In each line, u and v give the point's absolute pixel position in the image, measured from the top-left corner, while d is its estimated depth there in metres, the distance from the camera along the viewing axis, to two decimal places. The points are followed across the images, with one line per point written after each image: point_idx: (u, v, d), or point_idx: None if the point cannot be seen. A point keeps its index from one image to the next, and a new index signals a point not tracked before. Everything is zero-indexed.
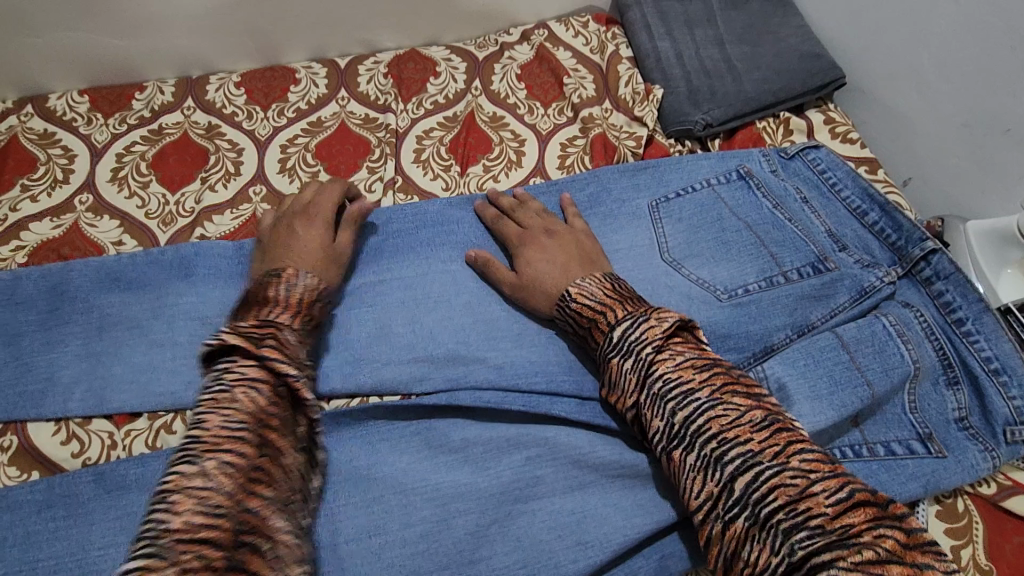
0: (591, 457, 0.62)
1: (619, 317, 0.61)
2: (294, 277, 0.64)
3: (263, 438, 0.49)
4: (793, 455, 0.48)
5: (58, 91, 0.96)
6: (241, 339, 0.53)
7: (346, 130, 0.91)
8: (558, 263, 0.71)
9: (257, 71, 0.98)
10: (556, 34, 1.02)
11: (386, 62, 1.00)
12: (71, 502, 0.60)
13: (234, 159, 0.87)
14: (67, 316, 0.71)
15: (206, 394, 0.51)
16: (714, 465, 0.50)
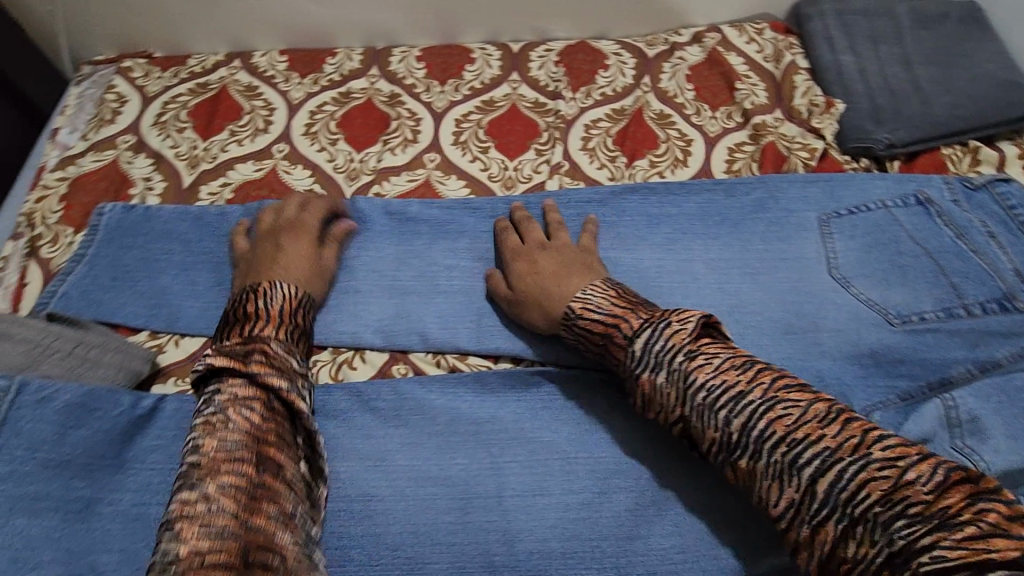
0: None
1: (625, 327, 0.60)
2: (265, 291, 0.65)
3: (262, 452, 0.52)
4: (873, 444, 0.46)
5: (260, 49, 1.05)
6: (224, 360, 0.57)
7: (516, 111, 0.94)
8: (551, 276, 0.69)
9: (435, 47, 1.04)
10: (728, 38, 1.01)
11: (557, 50, 1.02)
12: None
13: (412, 127, 0.93)
14: None
15: (200, 416, 0.54)
16: (790, 471, 0.48)
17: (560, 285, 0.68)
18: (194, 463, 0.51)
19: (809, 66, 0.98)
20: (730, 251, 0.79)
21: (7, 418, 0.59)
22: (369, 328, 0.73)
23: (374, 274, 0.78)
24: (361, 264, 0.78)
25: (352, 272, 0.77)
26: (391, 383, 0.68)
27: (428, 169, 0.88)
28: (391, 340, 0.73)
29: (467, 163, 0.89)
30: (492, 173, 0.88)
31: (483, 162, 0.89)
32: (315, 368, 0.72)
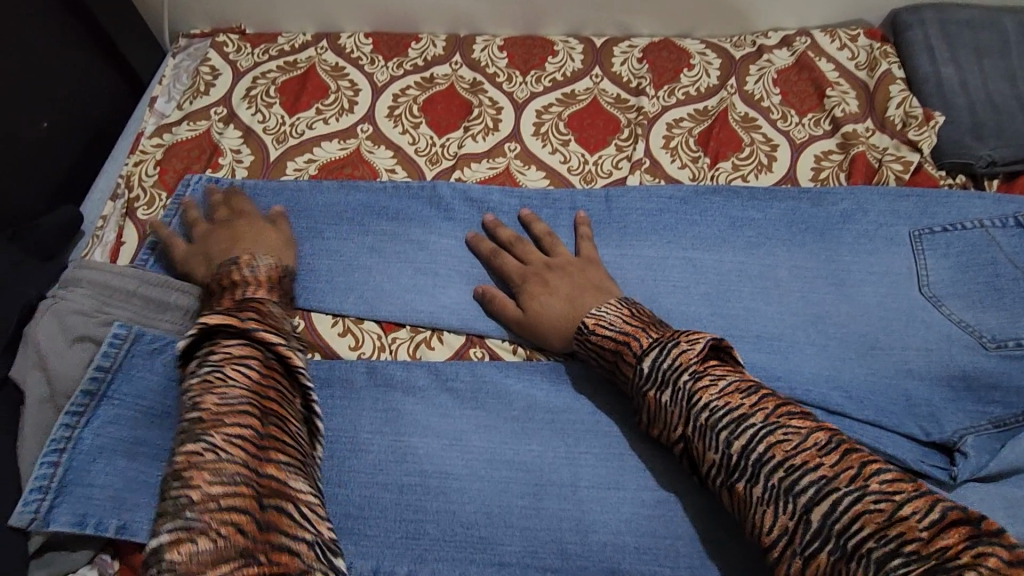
0: None
1: (639, 342, 0.60)
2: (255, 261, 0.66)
3: (263, 407, 0.51)
4: (871, 477, 0.47)
5: (347, 31, 1.08)
6: (221, 318, 0.55)
7: (598, 106, 0.94)
8: (560, 300, 0.68)
9: (517, 37, 1.04)
10: (819, 44, 0.99)
11: (641, 47, 1.01)
12: (347, 387, 0.68)
13: (493, 115, 0.93)
14: (348, 229, 0.81)
15: (196, 372, 0.52)
16: (785, 496, 0.48)
17: (563, 305, 0.68)
18: (196, 415, 0.49)
19: (905, 76, 0.94)
20: (814, 260, 0.77)
21: (122, 366, 0.65)
22: (446, 310, 0.74)
23: (453, 258, 0.79)
24: (441, 248, 0.79)
25: (432, 255, 0.79)
26: (469, 365, 0.69)
27: (509, 158, 0.89)
28: (467, 323, 0.74)
29: (547, 155, 0.89)
30: (572, 167, 0.88)
31: (564, 154, 0.89)
32: (395, 344, 0.73)
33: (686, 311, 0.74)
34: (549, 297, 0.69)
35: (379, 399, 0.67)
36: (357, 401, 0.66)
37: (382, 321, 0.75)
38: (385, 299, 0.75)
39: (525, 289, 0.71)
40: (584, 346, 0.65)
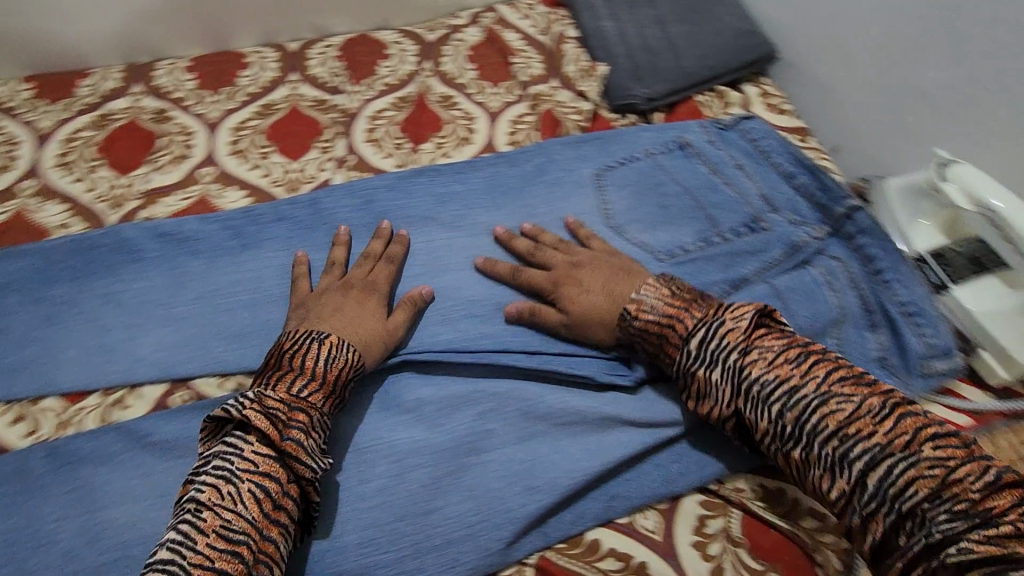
0: (539, 408, 0.66)
1: (639, 291, 0.67)
2: (339, 347, 0.62)
3: (260, 553, 0.50)
4: (867, 390, 0.54)
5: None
6: (264, 423, 0.54)
7: (297, 112, 0.92)
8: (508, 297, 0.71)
9: (205, 56, 0.98)
10: (504, 17, 1.05)
11: (337, 45, 1.01)
12: (25, 478, 0.61)
13: (184, 142, 0.87)
14: (15, 302, 0.71)
15: (207, 474, 0.51)
16: (759, 403, 0.57)
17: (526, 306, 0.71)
18: (193, 521, 0.49)
19: (579, 34, 1.03)
20: (515, 218, 0.82)
21: None
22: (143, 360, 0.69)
23: (146, 304, 0.72)
24: (130, 294, 0.73)
25: (121, 305, 0.72)
26: (164, 417, 0.64)
27: (203, 183, 0.84)
28: (171, 367, 0.69)
29: (247, 170, 0.85)
30: (275, 178, 0.85)
31: (265, 168, 0.86)
32: (82, 414, 0.66)
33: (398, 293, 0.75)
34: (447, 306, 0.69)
35: (65, 480, 0.61)
36: (38, 491, 0.60)
37: (65, 394, 0.67)
38: (66, 368, 0.67)
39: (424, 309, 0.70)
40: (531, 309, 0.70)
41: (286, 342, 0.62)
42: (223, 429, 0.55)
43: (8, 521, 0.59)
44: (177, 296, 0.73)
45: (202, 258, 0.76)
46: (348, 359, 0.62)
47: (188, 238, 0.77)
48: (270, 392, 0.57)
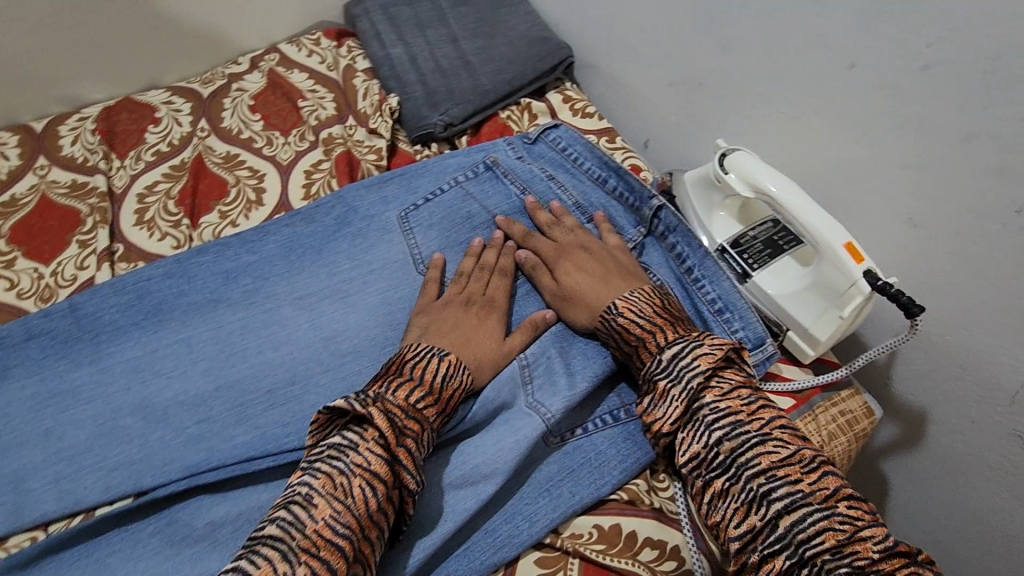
0: (617, 464, 0.65)
1: (707, 360, 0.60)
2: (455, 368, 0.62)
3: (355, 552, 0.51)
4: (841, 500, 0.52)
5: (69, 121, 0.94)
6: (385, 425, 0.54)
7: (360, 152, 0.91)
8: (595, 271, 0.73)
9: (268, 95, 0.98)
10: (570, 35, 1.04)
11: (396, 67, 0.99)
12: (118, 543, 0.61)
13: (257, 188, 0.88)
14: (94, 355, 0.70)
15: (325, 462, 0.53)
16: (761, 501, 0.53)
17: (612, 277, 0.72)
18: (305, 505, 0.50)
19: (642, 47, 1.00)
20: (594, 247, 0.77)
21: None
22: (226, 429, 0.66)
23: (224, 354, 0.71)
24: (205, 344, 0.71)
25: (197, 356, 0.70)
26: (250, 478, 0.64)
27: (275, 225, 0.81)
28: (254, 438, 0.65)
29: (318, 209, 0.83)
30: (347, 216, 0.83)
31: (332, 205, 0.83)
32: None
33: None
34: (584, 281, 0.72)
35: (153, 544, 0.60)
36: (128, 555, 0.59)
37: None
38: (148, 426, 0.66)
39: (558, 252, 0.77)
40: (608, 325, 0.68)
41: (405, 351, 0.63)
42: (341, 425, 0.56)
43: None
44: (259, 356, 0.71)
45: (285, 311, 0.75)
46: (462, 381, 0.62)
47: (270, 290, 0.76)
48: (390, 395, 0.57)
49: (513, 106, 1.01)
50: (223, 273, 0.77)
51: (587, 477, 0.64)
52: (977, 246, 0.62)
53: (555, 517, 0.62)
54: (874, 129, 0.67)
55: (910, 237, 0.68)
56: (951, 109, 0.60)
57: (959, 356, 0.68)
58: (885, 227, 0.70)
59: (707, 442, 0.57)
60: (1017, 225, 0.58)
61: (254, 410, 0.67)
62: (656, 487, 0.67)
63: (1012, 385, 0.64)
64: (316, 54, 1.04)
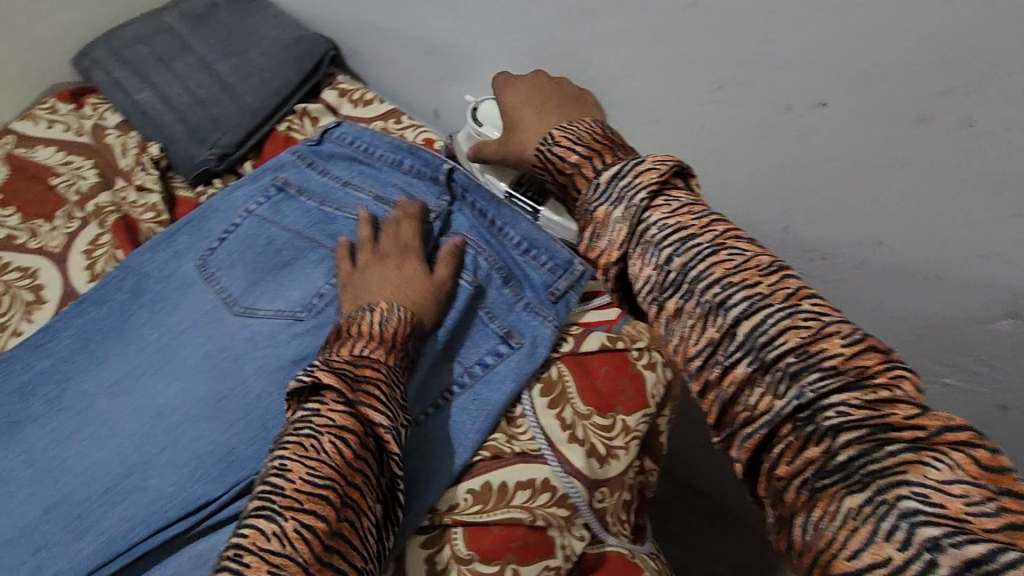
0: (472, 430, 0.68)
1: (710, 236, 0.49)
2: (390, 311, 0.66)
3: (348, 497, 0.50)
4: (804, 298, 0.45)
5: None
6: (336, 382, 0.56)
7: (136, 214, 0.85)
8: (531, 102, 0.71)
9: (17, 184, 0.88)
10: (326, 28, 1.02)
11: (150, 111, 0.92)
12: None
13: (34, 287, 0.80)
14: None
15: (290, 435, 0.53)
16: (716, 310, 0.46)
17: (547, 105, 0.70)
18: (280, 473, 0.50)
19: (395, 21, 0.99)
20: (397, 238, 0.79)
21: None
22: (69, 547, 0.62)
23: (46, 473, 0.66)
24: (21, 471, 0.66)
25: (15, 489, 0.65)
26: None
27: (63, 321, 0.75)
28: (104, 543, 0.62)
29: (107, 288, 0.78)
30: (141, 284, 0.79)
31: (125, 280, 0.79)
32: None
33: (314, 361, 0.74)
34: (522, 111, 0.72)
35: None
36: None
37: None
38: None
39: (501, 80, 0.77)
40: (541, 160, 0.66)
41: (347, 319, 0.66)
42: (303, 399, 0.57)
43: None
44: (84, 460, 0.67)
45: (101, 404, 0.70)
46: (404, 317, 0.66)
47: (77, 389, 0.71)
48: (336, 359, 0.60)
49: (291, 116, 0.97)
50: (17, 391, 0.71)
51: (446, 449, 0.66)
52: (705, 127, 0.69)
53: (429, 498, 0.63)
54: (595, 49, 0.72)
55: (660, 134, 0.74)
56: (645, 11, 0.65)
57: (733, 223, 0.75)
58: (639, 131, 0.75)
59: (722, 326, 0.46)
60: (724, 100, 0.65)
61: (94, 517, 0.63)
62: (516, 432, 0.69)
63: (777, 232, 0.72)
64: (57, 123, 0.94)
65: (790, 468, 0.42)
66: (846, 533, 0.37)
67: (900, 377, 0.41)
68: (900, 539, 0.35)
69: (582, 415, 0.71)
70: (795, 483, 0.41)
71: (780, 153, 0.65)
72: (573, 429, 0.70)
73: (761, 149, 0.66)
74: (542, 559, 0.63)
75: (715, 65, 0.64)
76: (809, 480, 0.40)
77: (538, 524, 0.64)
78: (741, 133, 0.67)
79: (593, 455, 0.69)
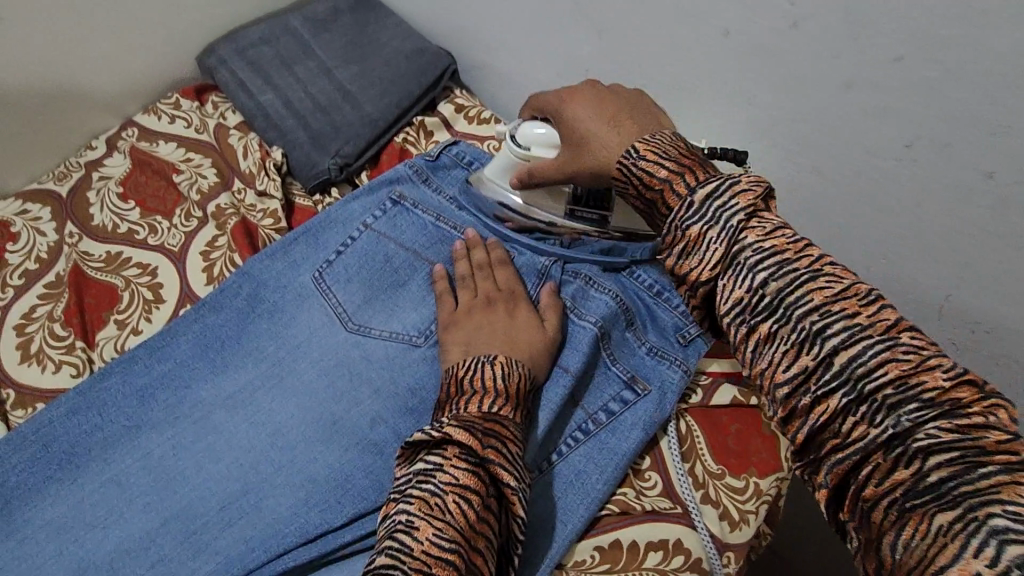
0: (597, 484, 0.64)
1: (808, 261, 0.42)
2: (509, 366, 0.63)
3: (472, 563, 0.47)
4: (904, 329, 0.40)
5: None
6: (466, 437, 0.53)
7: (253, 219, 0.84)
8: (607, 111, 0.63)
9: (137, 177, 0.89)
10: (449, 42, 1.00)
11: (273, 116, 0.91)
12: None
13: (152, 285, 0.79)
14: (18, 524, 0.62)
15: (415, 489, 0.50)
16: (813, 339, 0.40)
17: (634, 108, 0.63)
18: (407, 531, 0.47)
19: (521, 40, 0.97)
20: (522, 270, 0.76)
21: None
22: (186, 563, 0.60)
23: (165, 482, 0.65)
24: (140, 476, 0.65)
25: (133, 495, 0.64)
26: None
27: (181, 323, 0.74)
28: (221, 564, 0.60)
29: (224, 294, 0.76)
30: (258, 293, 0.77)
31: (241, 284, 0.77)
32: None
33: (429, 390, 0.71)
34: (593, 124, 0.63)
35: None
36: None
37: None
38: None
39: (556, 96, 0.70)
40: (624, 176, 0.54)
41: (458, 369, 0.63)
42: (425, 452, 0.54)
43: None
44: (202, 473, 0.65)
45: (218, 415, 0.69)
46: (522, 374, 0.63)
47: (195, 397, 0.70)
48: (463, 413, 0.57)
49: (407, 127, 0.94)
50: (137, 393, 0.70)
51: (574, 500, 0.63)
52: (879, 184, 0.64)
53: (556, 553, 0.60)
54: (759, 89, 0.68)
55: (821, 184, 0.69)
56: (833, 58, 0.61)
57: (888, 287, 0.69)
58: (792, 177, 0.71)
59: (817, 354, 0.40)
60: (909, 158, 0.60)
61: (210, 533, 0.62)
62: (644, 487, 0.66)
63: (936, 300, 0.66)
64: (179, 119, 0.94)
65: (878, 491, 0.37)
66: (935, 549, 0.34)
67: (994, 406, 0.37)
68: (991, 557, 0.32)
69: (713, 473, 0.68)
70: (881, 503, 0.37)
71: (965, 221, 0.60)
72: (706, 487, 0.67)
73: (943, 213, 0.61)
74: None
75: (907, 120, 0.59)
76: (896, 501, 0.36)
77: None
78: (926, 195, 0.61)
79: (726, 517, 0.66)
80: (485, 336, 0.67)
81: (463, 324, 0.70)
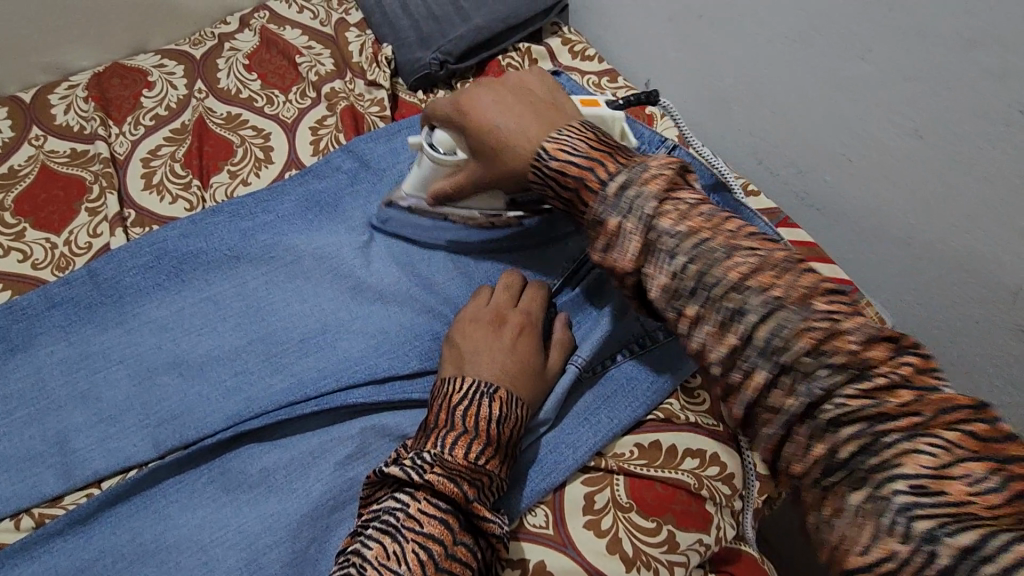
0: (648, 390, 0.67)
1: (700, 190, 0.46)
2: (508, 404, 0.57)
3: None
4: None
5: (70, 84, 0.91)
6: (447, 488, 0.50)
7: (356, 110, 0.89)
8: (512, 112, 0.55)
9: (262, 54, 0.96)
10: None
11: (392, 17, 0.97)
12: (174, 493, 0.60)
13: (264, 147, 0.86)
14: (128, 317, 0.69)
15: (376, 533, 0.49)
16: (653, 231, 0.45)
17: (502, 112, 0.56)
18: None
19: None
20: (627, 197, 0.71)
21: None
22: (264, 379, 0.66)
23: (254, 312, 0.71)
24: (233, 300, 0.71)
25: (227, 316, 0.70)
26: (301, 422, 0.65)
27: (287, 185, 0.80)
28: (293, 385, 0.65)
29: (329, 166, 0.82)
30: (359, 171, 0.82)
31: (344, 159, 0.83)
32: None
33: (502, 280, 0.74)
34: (504, 131, 0.55)
35: (211, 496, 0.60)
36: (183, 504, 0.59)
37: None
38: (190, 382, 0.66)
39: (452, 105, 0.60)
40: (540, 181, 0.52)
41: (451, 392, 0.57)
42: (398, 486, 0.52)
43: (159, 527, 0.58)
44: (290, 308, 0.71)
45: (307, 262, 0.74)
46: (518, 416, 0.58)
47: (289, 244, 0.76)
48: (447, 455, 0.52)
49: (513, 52, 0.97)
50: (239, 231, 0.76)
51: (624, 402, 0.66)
52: (978, 149, 0.62)
53: (599, 440, 0.64)
54: (874, 43, 0.68)
55: (911, 148, 0.68)
56: (961, 49, 0.61)
57: (960, 257, 0.67)
58: (866, 149, 0.72)
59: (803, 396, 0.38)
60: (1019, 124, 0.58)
61: (289, 359, 0.68)
62: (692, 402, 0.68)
63: (1015, 280, 0.63)
64: (306, 11, 1.01)
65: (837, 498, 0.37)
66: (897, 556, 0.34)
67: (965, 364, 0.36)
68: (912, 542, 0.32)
69: None
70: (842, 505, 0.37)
71: None
72: None
73: None
74: (700, 532, 0.62)
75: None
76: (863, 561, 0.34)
77: (703, 493, 0.63)
78: (1008, 167, 0.60)
79: None
80: (483, 356, 0.60)
81: (466, 332, 0.64)
